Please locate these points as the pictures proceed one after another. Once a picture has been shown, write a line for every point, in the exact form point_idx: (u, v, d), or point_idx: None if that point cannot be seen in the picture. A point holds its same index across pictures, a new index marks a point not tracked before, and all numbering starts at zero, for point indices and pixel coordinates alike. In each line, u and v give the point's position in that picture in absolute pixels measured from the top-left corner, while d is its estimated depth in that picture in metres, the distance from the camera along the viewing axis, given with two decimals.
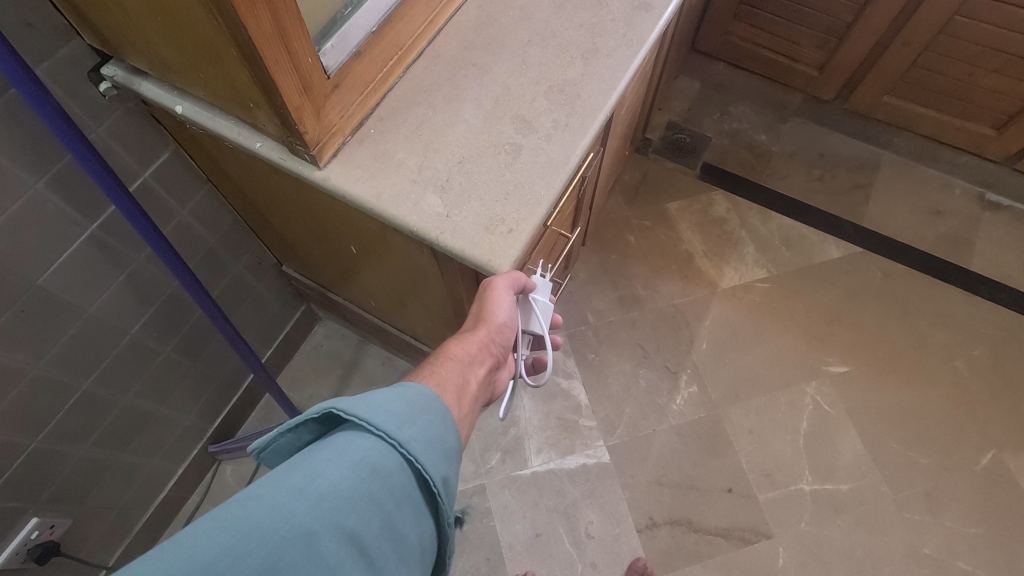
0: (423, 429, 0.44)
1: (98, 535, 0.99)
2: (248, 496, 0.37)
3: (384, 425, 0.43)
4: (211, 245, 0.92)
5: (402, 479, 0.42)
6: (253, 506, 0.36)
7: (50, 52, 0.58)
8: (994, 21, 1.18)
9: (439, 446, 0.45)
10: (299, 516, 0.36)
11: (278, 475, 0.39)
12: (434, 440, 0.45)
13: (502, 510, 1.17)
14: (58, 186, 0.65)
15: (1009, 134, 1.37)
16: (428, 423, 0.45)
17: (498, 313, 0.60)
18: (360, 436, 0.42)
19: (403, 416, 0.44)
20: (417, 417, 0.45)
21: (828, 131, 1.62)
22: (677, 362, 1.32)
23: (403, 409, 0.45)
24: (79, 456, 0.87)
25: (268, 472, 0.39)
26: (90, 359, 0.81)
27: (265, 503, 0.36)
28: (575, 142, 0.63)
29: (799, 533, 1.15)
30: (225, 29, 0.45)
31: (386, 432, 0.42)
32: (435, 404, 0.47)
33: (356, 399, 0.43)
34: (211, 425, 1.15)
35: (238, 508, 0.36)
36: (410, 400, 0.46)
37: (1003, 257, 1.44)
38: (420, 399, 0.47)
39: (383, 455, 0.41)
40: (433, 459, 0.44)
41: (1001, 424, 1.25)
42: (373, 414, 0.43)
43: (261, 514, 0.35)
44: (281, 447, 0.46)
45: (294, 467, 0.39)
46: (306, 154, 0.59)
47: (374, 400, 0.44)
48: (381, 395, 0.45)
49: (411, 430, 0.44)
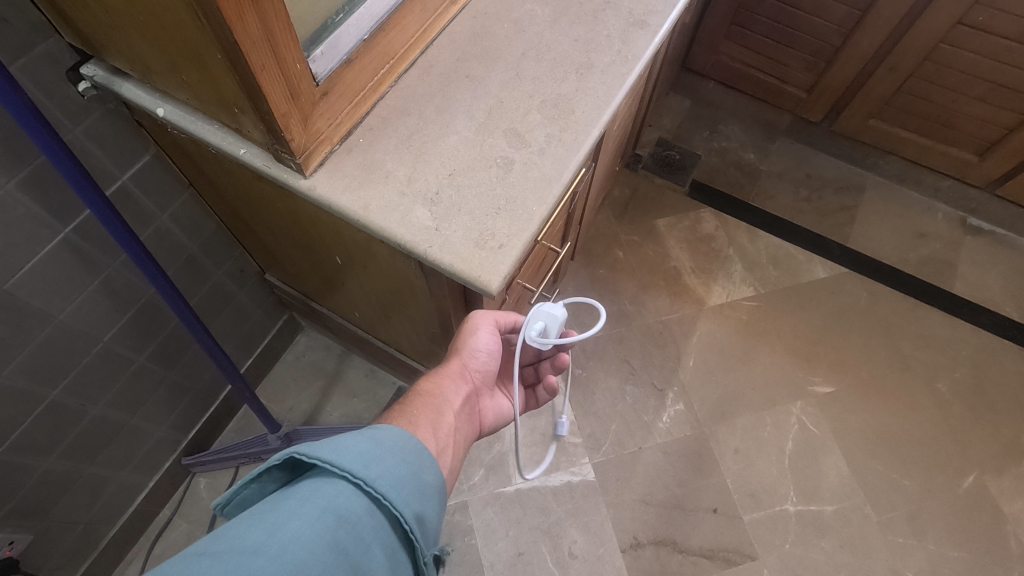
0: (393, 467, 0.44)
1: (62, 551, 0.95)
2: (201, 554, 0.35)
3: (351, 465, 0.42)
4: (191, 252, 0.90)
5: (371, 522, 0.41)
6: (206, 563, 0.35)
7: (26, 50, 0.56)
8: (977, 50, 1.21)
9: (412, 483, 0.45)
10: (254, 571, 0.35)
11: (235, 529, 0.38)
12: (405, 478, 0.44)
13: (484, 528, 1.15)
14: (30, 186, 0.63)
15: (991, 160, 1.40)
16: (400, 460, 0.45)
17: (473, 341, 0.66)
18: (325, 481, 0.41)
19: (370, 456, 0.44)
20: (386, 455, 0.45)
21: (816, 152, 1.64)
22: (665, 379, 1.31)
23: (371, 448, 0.44)
24: (45, 469, 0.84)
25: (223, 527, 0.38)
26: (58, 368, 0.77)
27: (220, 559, 0.35)
28: (567, 157, 0.62)
29: (783, 554, 1.14)
30: (210, 32, 0.43)
31: (351, 473, 0.42)
32: (408, 442, 0.47)
33: (320, 442, 0.43)
34: (186, 437, 1.12)
35: (193, 564, 0.35)
36: (379, 440, 0.46)
37: (984, 281, 1.46)
38: (390, 437, 0.47)
39: (350, 498, 0.41)
40: (404, 498, 0.43)
41: (982, 447, 1.25)
42: (338, 455, 0.42)
43: (213, 571, 0.34)
44: (245, 499, 0.46)
45: (253, 520, 0.38)
46: (291, 162, 0.57)
47: (339, 442, 0.44)
48: (348, 437, 0.45)
49: (381, 469, 0.43)
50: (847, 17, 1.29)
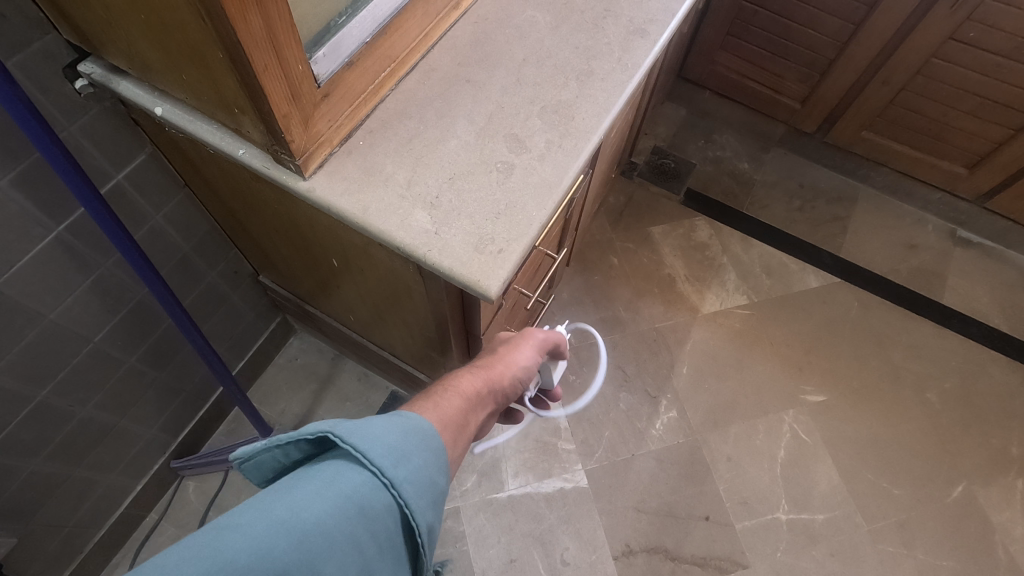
0: (417, 468, 0.43)
1: (45, 555, 0.94)
2: (225, 526, 0.35)
3: (380, 460, 0.41)
4: (185, 253, 0.89)
5: (388, 523, 0.40)
6: (229, 538, 0.34)
7: (24, 45, 0.55)
8: (968, 64, 1.22)
9: (430, 489, 0.43)
10: (275, 554, 0.34)
11: (260, 503, 0.37)
12: (427, 483, 0.43)
13: (476, 534, 1.14)
14: (23, 185, 0.62)
15: (981, 174, 1.42)
16: (424, 463, 0.44)
17: (519, 363, 0.69)
18: (352, 469, 0.40)
19: (400, 452, 0.42)
20: (414, 452, 0.43)
21: (809, 163, 1.65)
22: (658, 387, 1.31)
23: (400, 443, 0.43)
24: (30, 470, 0.82)
25: (249, 498, 0.37)
26: (48, 367, 0.76)
27: (243, 535, 0.34)
28: (568, 163, 0.62)
29: (774, 562, 1.14)
30: (212, 30, 0.43)
31: (379, 469, 0.40)
32: (433, 444, 0.46)
33: (357, 424, 0.42)
34: (175, 439, 1.10)
35: (217, 536, 0.34)
36: (411, 434, 0.44)
37: (973, 292, 1.48)
38: (419, 433, 0.45)
39: (373, 495, 0.40)
40: (422, 505, 0.42)
41: (971, 456, 1.27)
42: (370, 446, 0.41)
43: (237, 547, 0.34)
44: (262, 461, 0.45)
45: (278, 495, 0.37)
46: (291, 164, 0.57)
47: (373, 427, 0.42)
48: (381, 425, 0.43)
49: (407, 469, 0.42)
50: (842, 30, 1.31)
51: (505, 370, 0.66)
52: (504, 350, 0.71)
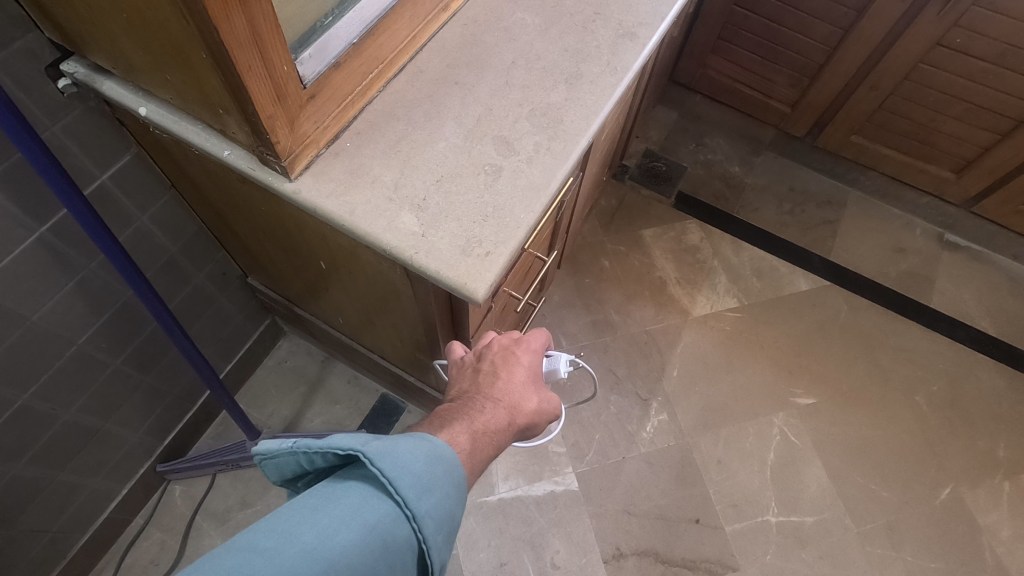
0: (440, 501, 0.43)
1: (27, 561, 0.92)
2: (256, 549, 0.36)
3: (405, 490, 0.41)
4: (172, 254, 0.88)
5: (405, 556, 0.40)
6: (258, 561, 0.35)
7: (6, 44, 0.54)
8: (955, 70, 1.24)
9: (447, 523, 0.43)
10: None
11: (288, 524, 0.38)
12: (446, 517, 0.43)
13: (466, 538, 1.13)
14: (5, 185, 0.61)
15: (968, 178, 1.43)
16: (447, 495, 0.44)
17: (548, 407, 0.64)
18: (378, 497, 0.41)
19: (425, 483, 0.42)
20: (438, 483, 0.43)
21: (799, 166, 1.66)
22: (649, 390, 1.31)
23: (426, 473, 0.43)
24: (12, 475, 0.81)
25: (278, 516, 0.38)
26: (30, 370, 0.75)
27: (272, 560, 0.35)
28: (556, 166, 0.62)
29: (764, 565, 1.15)
30: (195, 30, 0.43)
31: (404, 500, 0.41)
32: (456, 473, 0.46)
33: (387, 450, 0.42)
34: (161, 443, 1.09)
35: (246, 557, 0.36)
36: (436, 463, 0.44)
37: (961, 296, 1.49)
38: (444, 461, 0.45)
39: (395, 526, 0.40)
40: (439, 540, 0.42)
41: (959, 458, 1.28)
42: (398, 475, 0.41)
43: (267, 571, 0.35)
44: (285, 462, 0.46)
45: (306, 517, 0.38)
46: (276, 165, 0.57)
47: (402, 454, 0.43)
48: (409, 450, 0.44)
49: (430, 502, 0.42)
50: (831, 35, 1.32)
51: (531, 405, 0.61)
52: (529, 370, 0.64)
